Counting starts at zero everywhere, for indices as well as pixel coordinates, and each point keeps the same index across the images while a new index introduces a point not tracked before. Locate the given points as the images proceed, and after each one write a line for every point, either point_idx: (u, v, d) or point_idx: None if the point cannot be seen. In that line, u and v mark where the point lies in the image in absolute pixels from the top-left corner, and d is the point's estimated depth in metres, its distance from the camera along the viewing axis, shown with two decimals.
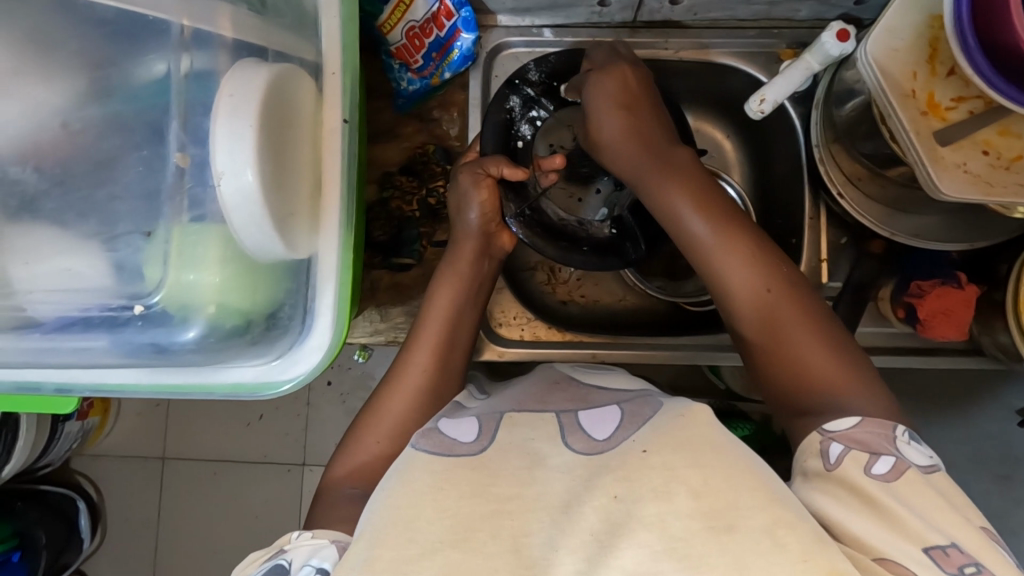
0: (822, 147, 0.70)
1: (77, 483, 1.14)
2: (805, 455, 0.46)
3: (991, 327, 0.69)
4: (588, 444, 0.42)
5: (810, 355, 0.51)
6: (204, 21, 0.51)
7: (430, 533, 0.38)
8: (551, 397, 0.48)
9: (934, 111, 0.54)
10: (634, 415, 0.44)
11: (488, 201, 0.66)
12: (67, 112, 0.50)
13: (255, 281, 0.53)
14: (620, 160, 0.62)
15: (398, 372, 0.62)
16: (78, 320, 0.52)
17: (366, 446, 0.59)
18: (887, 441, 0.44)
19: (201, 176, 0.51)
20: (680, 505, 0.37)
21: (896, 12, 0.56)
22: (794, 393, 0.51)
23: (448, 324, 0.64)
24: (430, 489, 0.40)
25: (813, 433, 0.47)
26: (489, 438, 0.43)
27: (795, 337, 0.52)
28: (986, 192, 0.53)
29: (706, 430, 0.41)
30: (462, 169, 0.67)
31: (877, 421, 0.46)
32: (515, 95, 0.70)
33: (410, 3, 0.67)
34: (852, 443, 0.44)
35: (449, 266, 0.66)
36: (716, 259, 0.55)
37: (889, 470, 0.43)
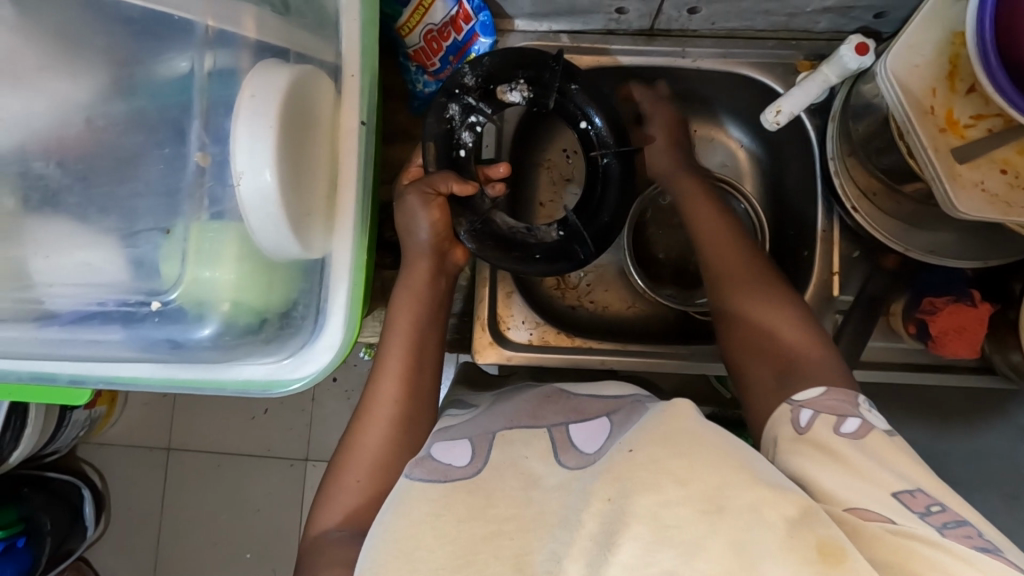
0: (837, 160, 0.69)
1: (82, 471, 1.16)
2: (778, 422, 0.50)
3: (1004, 345, 0.69)
4: (580, 460, 0.44)
5: (785, 338, 0.56)
6: (228, 21, 0.51)
7: (432, 561, 0.39)
8: (543, 410, 0.50)
9: (952, 128, 0.54)
10: (620, 424, 0.46)
11: (437, 220, 0.65)
12: (92, 108, 0.50)
13: (269, 280, 0.54)
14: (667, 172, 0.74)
15: (368, 403, 0.62)
16: (97, 313, 0.53)
17: (345, 483, 0.58)
18: (850, 406, 0.48)
19: (221, 174, 0.51)
20: (670, 494, 0.37)
21: (917, 28, 0.55)
22: (767, 369, 0.56)
23: (412, 350, 0.63)
24: (429, 518, 0.41)
25: (784, 404, 0.51)
26: (482, 461, 0.46)
27: (772, 319, 0.58)
28: (1003, 212, 0.53)
29: (683, 423, 0.42)
30: (410, 188, 0.65)
31: (841, 393, 0.50)
32: (453, 102, 0.64)
33: (428, 6, 0.67)
34: (822, 409, 0.48)
35: (406, 290, 0.65)
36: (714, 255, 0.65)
37: (857, 429, 0.46)
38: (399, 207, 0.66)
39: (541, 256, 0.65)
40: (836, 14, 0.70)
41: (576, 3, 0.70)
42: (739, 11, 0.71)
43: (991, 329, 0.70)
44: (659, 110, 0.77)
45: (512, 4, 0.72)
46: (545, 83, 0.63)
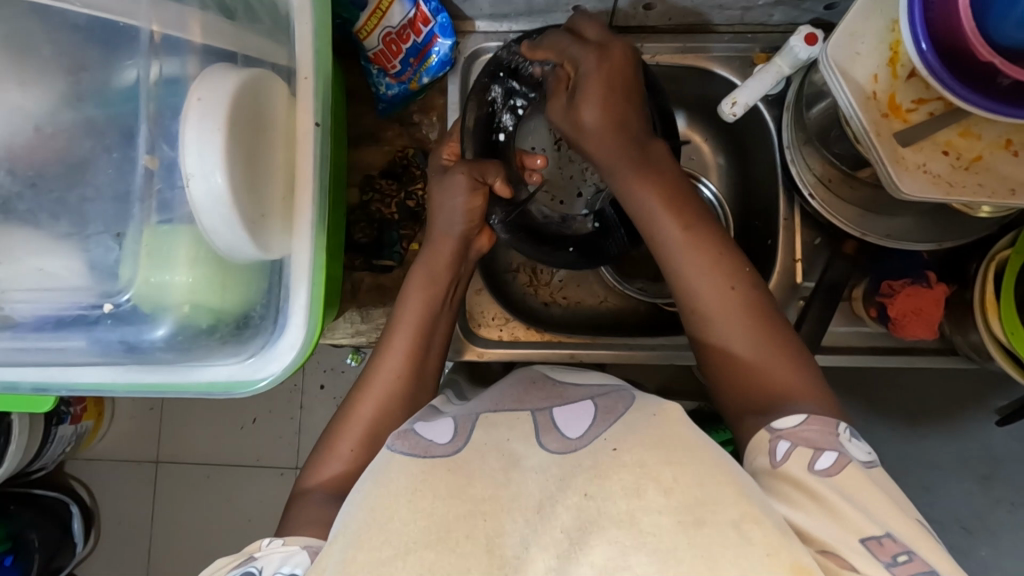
0: (793, 150, 0.70)
1: (72, 488, 1.16)
2: (754, 452, 0.47)
3: (964, 325, 0.70)
4: (562, 443, 0.41)
5: (765, 361, 0.51)
6: (175, 26, 0.53)
7: (406, 534, 0.37)
8: (528, 397, 0.47)
9: (895, 113, 0.56)
10: (607, 411, 0.43)
11: (474, 209, 0.64)
12: (42, 116, 0.51)
13: (226, 282, 0.54)
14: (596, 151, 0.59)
15: (371, 375, 0.61)
16: (51, 320, 0.54)
17: (339, 451, 0.58)
18: (829, 437, 0.45)
19: (170, 177, 0.52)
20: (651, 501, 0.36)
21: (856, 16, 0.57)
22: (744, 391, 0.51)
23: (422, 327, 0.63)
24: (406, 492, 0.39)
25: (762, 430, 0.47)
26: (463, 440, 0.43)
27: (752, 339, 0.52)
28: (945, 192, 0.54)
29: (679, 429, 0.40)
30: (460, 168, 0.64)
31: (825, 419, 0.46)
32: (497, 85, 0.69)
33: (386, 9, 0.68)
34: (799, 440, 0.45)
35: (423, 266, 0.64)
36: (684, 266, 0.55)
37: (831, 466, 0.43)
38: (439, 181, 0.65)
39: (573, 249, 0.70)
40: (787, 7, 0.72)
41: (532, 2, 0.71)
42: (693, 7, 0.73)
43: (951, 310, 0.71)
44: (587, 70, 0.58)
45: (469, 6, 0.73)
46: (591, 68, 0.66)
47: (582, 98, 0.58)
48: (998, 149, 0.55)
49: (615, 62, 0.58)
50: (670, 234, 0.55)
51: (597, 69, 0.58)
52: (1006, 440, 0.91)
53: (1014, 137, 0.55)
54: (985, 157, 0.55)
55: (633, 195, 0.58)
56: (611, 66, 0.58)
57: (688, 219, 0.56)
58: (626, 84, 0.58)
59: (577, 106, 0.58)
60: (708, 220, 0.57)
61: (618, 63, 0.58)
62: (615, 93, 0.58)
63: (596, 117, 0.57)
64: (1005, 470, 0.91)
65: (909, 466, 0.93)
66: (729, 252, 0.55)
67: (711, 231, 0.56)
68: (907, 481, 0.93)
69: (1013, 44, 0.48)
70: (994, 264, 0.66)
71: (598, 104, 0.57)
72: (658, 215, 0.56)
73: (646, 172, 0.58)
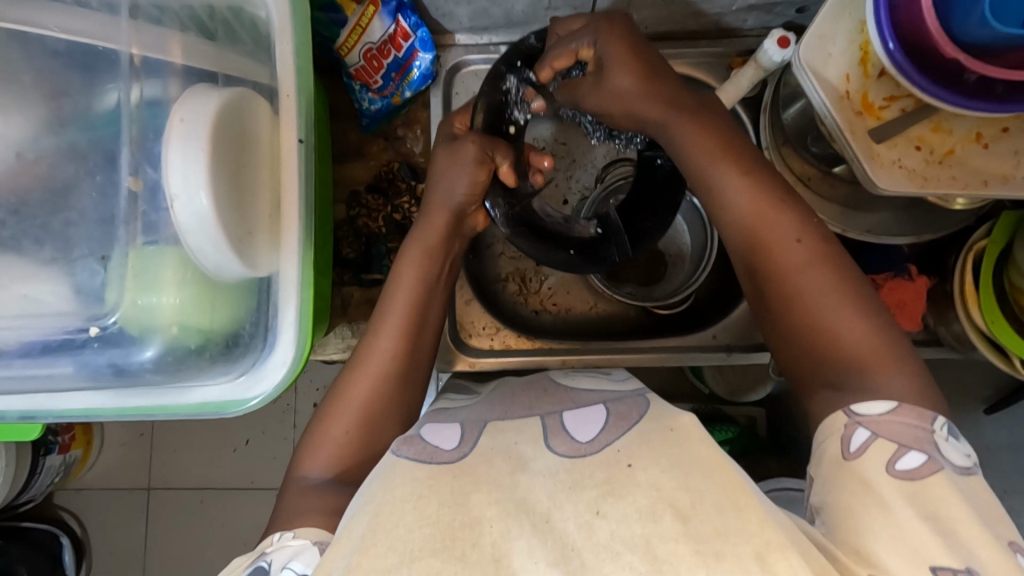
0: (772, 150, 0.71)
1: (60, 518, 1.13)
2: (825, 436, 0.45)
3: (945, 318, 0.71)
4: (571, 447, 0.42)
5: (838, 317, 0.49)
6: (155, 49, 0.53)
7: (411, 541, 0.37)
8: (539, 402, 0.49)
9: (868, 111, 0.57)
10: (620, 417, 0.44)
11: (477, 183, 0.61)
12: (26, 143, 0.51)
13: (214, 301, 0.55)
14: (637, 112, 0.57)
15: (364, 353, 0.59)
16: (38, 345, 0.53)
17: (332, 436, 0.56)
18: (917, 438, 0.42)
19: (154, 200, 0.52)
20: (667, 528, 0.36)
21: (826, 19, 0.58)
22: (817, 351, 0.50)
23: (415, 305, 0.60)
24: (410, 497, 0.39)
25: (840, 414, 0.45)
26: (470, 446, 0.44)
27: (823, 296, 0.50)
28: (919, 186, 0.56)
29: (696, 448, 0.40)
30: (471, 138, 0.61)
31: (916, 410, 0.44)
32: (513, 75, 0.63)
33: (366, 24, 0.69)
34: (881, 432, 0.43)
35: (417, 237, 0.63)
36: (757, 226, 0.53)
37: (915, 468, 0.40)
38: (447, 148, 0.63)
39: (574, 251, 0.67)
40: (760, 11, 0.74)
41: (511, 15, 0.72)
42: (668, 14, 0.74)
43: (934, 301, 0.73)
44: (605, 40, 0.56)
45: (449, 20, 0.74)
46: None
47: (607, 68, 0.56)
48: (969, 143, 0.57)
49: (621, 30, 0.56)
50: (728, 184, 0.54)
51: (613, 36, 0.56)
52: (994, 428, 0.92)
53: (985, 130, 0.56)
54: (957, 151, 0.56)
55: (680, 143, 0.56)
56: (631, 40, 0.56)
57: (744, 166, 0.54)
58: (640, 44, 0.57)
59: (606, 81, 0.57)
60: (755, 164, 0.55)
61: (628, 31, 0.57)
62: (635, 55, 0.56)
63: (628, 90, 0.56)
64: (995, 457, 0.92)
65: None
66: (793, 204, 0.53)
67: (770, 184, 0.54)
68: None
69: (977, 41, 0.49)
70: (972, 253, 0.67)
71: (627, 69, 0.56)
72: (714, 162, 0.55)
73: (686, 112, 0.56)
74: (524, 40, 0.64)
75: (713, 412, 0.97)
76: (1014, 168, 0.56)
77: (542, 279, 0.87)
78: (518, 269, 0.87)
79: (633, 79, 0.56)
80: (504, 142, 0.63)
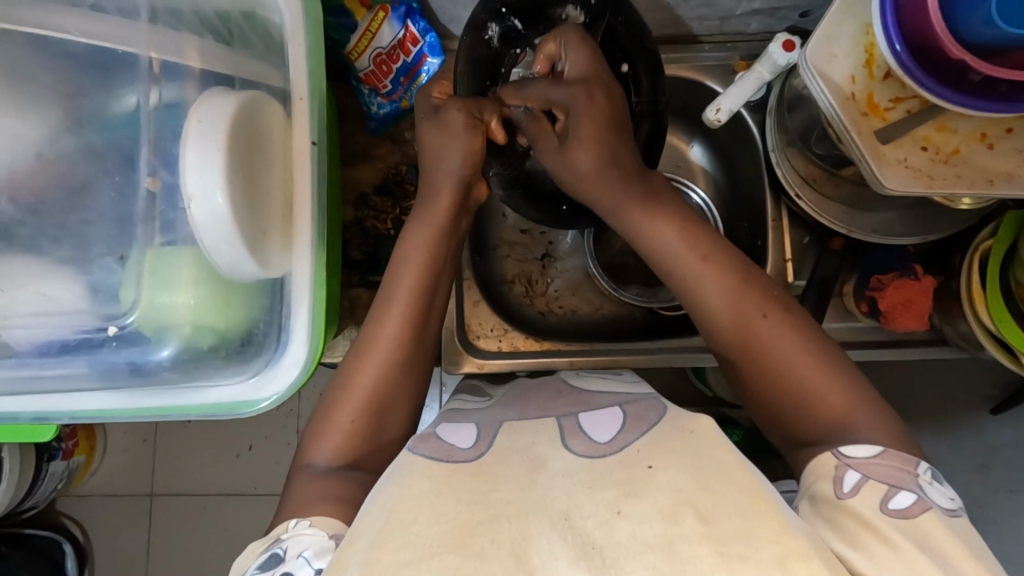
0: (778, 151, 0.72)
1: (63, 525, 1.13)
2: (815, 477, 0.45)
3: (951, 317, 0.72)
4: (589, 446, 0.42)
5: (804, 375, 0.49)
6: (172, 52, 0.54)
7: (427, 537, 0.38)
8: (552, 403, 0.49)
9: (873, 112, 0.58)
10: (639, 419, 0.44)
11: (472, 151, 0.60)
12: (43, 143, 0.51)
13: (229, 300, 0.55)
14: (598, 194, 0.57)
15: (368, 337, 0.58)
16: (56, 345, 0.54)
17: (337, 423, 0.56)
18: (907, 477, 0.43)
19: (172, 199, 0.52)
20: (689, 528, 0.37)
21: (831, 21, 0.59)
22: (787, 412, 0.50)
23: (420, 293, 0.59)
24: (428, 494, 0.40)
25: (829, 455, 0.45)
26: (486, 444, 0.45)
27: (794, 369, 0.49)
28: (927, 185, 0.56)
29: (715, 450, 0.41)
30: (456, 106, 0.60)
31: (900, 455, 0.44)
32: (495, 23, 0.64)
33: (376, 30, 0.70)
34: (872, 474, 0.43)
35: (423, 216, 0.61)
36: (713, 300, 0.53)
37: (908, 507, 0.41)
38: (434, 121, 0.61)
39: (566, 208, 0.68)
40: (764, 15, 0.75)
41: None
42: (673, 18, 0.76)
43: (940, 300, 0.73)
44: (577, 112, 0.56)
45: (457, 24, 0.75)
46: (595, 12, 0.63)
47: (574, 138, 0.56)
48: (973, 142, 0.57)
49: (605, 105, 0.56)
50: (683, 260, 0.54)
51: (587, 107, 0.55)
52: (999, 428, 0.92)
53: (988, 130, 0.57)
54: (961, 150, 0.57)
55: (637, 225, 0.57)
56: (597, 111, 0.55)
57: (704, 253, 0.54)
58: (613, 121, 0.56)
59: (568, 149, 0.56)
60: (713, 239, 0.55)
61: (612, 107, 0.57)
62: (609, 133, 0.55)
63: (589, 172, 0.56)
64: (1003, 458, 0.92)
65: None
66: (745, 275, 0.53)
67: (721, 254, 0.54)
68: None
69: (984, 41, 0.50)
70: (977, 255, 0.67)
71: (590, 147, 0.55)
72: (671, 246, 0.55)
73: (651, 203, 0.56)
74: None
75: (718, 415, 0.97)
76: (1018, 166, 0.56)
77: (548, 281, 0.89)
78: (524, 271, 0.88)
79: (596, 158, 0.55)
80: (490, 101, 0.62)
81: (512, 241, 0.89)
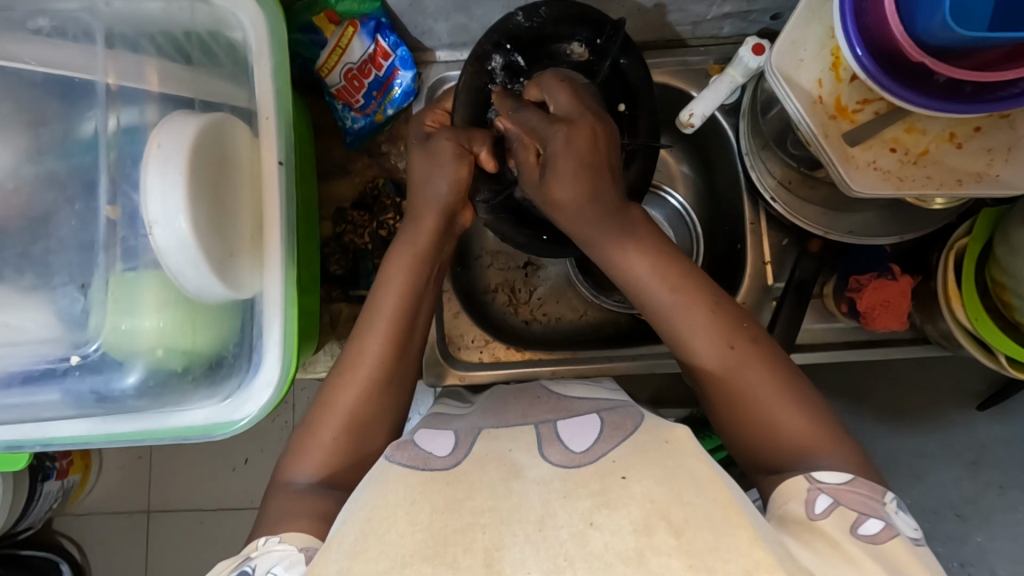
0: (752, 155, 0.72)
1: (61, 544, 1.13)
2: (786, 499, 0.45)
3: (931, 315, 0.72)
4: (566, 456, 0.42)
5: (772, 408, 0.50)
6: (132, 77, 0.54)
7: (404, 547, 0.37)
8: (532, 410, 0.49)
9: (842, 114, 0.58)
10: (614, 428, 0.44)
11: (460, 179, 0.60)
12: (7, 173, 0.51)
13: (196, 323, 0.55)
14: (572, 225, 0.56)
15: (351, 358, 0.58)
16: (19, 376, 0.54)
17: (320, 441, 0.55)
18: (875, 505, 0.43)
19: (133, 225, 0.52)
20: (661, 542, 0.36)
21: (796, 25, 0.59)
22: (756, 443, 0.51)
23: (402, 315, 0.59)
24: (405, 502, 0.40)
25: (801, 478, 0.46)
26: (464, 451, 0.44)
27: (756, 391, 0.51)
28: (896, 187, 0.56)
29: (692, 463, 0.41)
30: (445, 135, 0.61)
31: (867, 484, 0.45)
32: (498, 55, 0.65)
33: (346, 45, 0.70)
34: (840, 497, 0.44)
35: (405, 241, 0.61)
36: (687, 331, 0.52)
37: (877, 532, 0.41)
38: (423, 149, 0.62)
39: (548, 237, 0.67)
40: (735, 19, 0.74)
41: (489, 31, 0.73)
42: (645, 25, 0.76)
43: (919, 299, 0.73)
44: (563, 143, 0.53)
45: (429, 37, 0.75)
46: (600, 50, 0.64)
47: (555, 174, 0.53)
48: (944, 141, 0.57)
49: (591, 143, 0.54)
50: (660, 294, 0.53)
51: (569, 146, 0.53)
52: (989, 423, 0.92)
53: (958, 130, 0.57)
54: (931, 151, 0.57)
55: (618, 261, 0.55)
56: (579, 145, 0.53)
57: (676, 282, 0.53)
58: (599, 160, 0.54)
59: (548, 183, 0.54)
60: (691, 270, 0.54)
61: (593, 149, 0.54)
62: (592, 171, 0.53)
63: (567, 202, 0.54)
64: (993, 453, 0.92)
65: (900, 458, 0.93)
66: (720, 306, 0.53)
67: (699, 288, 0.53)
68: (899, 473, 0.93)
69: (940, 43, 0.49)
70: (953, 254, 0.67)
71: (569, 181, 0.53)
72: (644, 281, 0.54)
73: (631, 237, 0.55)
74: (511, 17, 0.64)
75: (707, 417, 0.97)
76: (988, 166, 0.56)
77: (530, 289, 0.88)
78: (507, 280, 0.88)
79: (577, 191, 0.53)
80: (480, 132, 0.63)
81: (494, 250, 0.88)
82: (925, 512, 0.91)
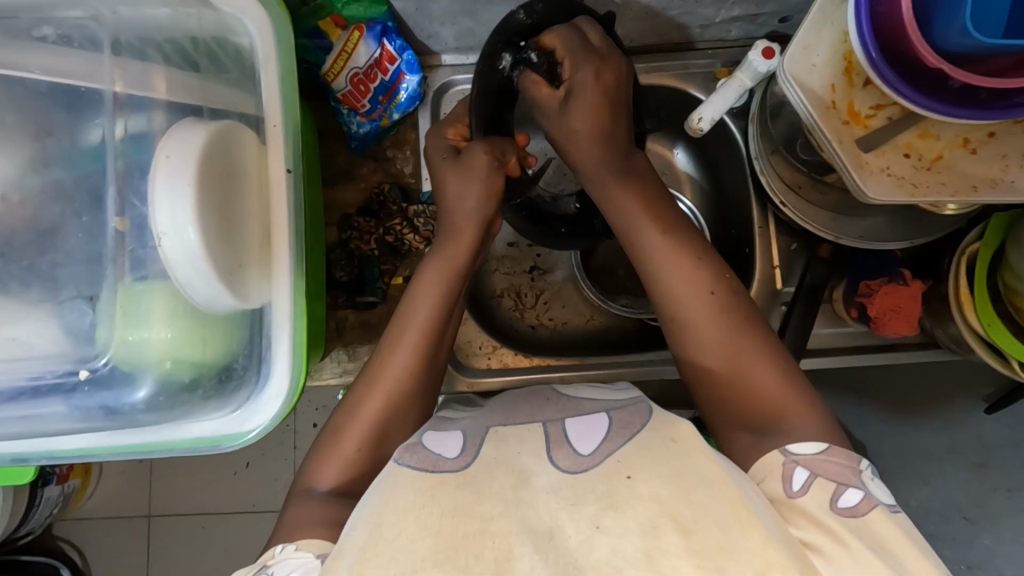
0: (762, 160, 0.72)
1: (62, 549, 1.12)
2: (765, 476, 0.46)
3: (941, 319, 0.71)
4: (573, 461, 0.41)
5: (747, 366, 0.51)
6: (139, 86, 0.53)
7: (414, 552, 0.37)
8: (540, 409, 0.47)
9: (855, 120, 0.57)
10: (623, 425, 0.43)
11: (492, 191, 0.61)
12: (9, 182, 0.50)
13: (206, 335, 0.54)
14: (583, 161, 0.58)
15: (380, 368, 0.57)
16: (26, 390, 0.53)
17: (344, 450, 0.54)
18: (851, 474, 0.44)
19: (142, 237, 0.52)
20: (670, 543, 0.36)
21: (809, 30, 0.58)
22: (729, 400, 0.51)
23: (434, 328, 0.59)
24: (413, 506, 0.39)
25: (776, 453, 0.46)
26: (472, 454, 0.43)
27: (733, 347, 0.51)
28: (911, 193, 0.56)
29: (698, 460, 0.40)
30: (478, 149, 0.60)
31: (843, 452, 0.45)
32: (508, 53, 0.60)
33: (351, 50, 0.69)
34: (817, 469, 0.44)
35: (439, 251, 0.61)
36: (689, 303, 0.53)
37: (856, 504, 0.42)
38: (454, 164, 0.62)
39: (565, 231, 0.69)
40: (744, 22, 0.74)
41: None
42: (652, 28, 0.75)
43: (929, 304, 0.73)
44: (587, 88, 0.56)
45: (435, 41, 0.74)
46: (602, 27, 0.62)
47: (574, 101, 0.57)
48: (957, 147, 0.57)
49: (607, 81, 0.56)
50: (665, 265, 0.54)
51: (595, 83, 0.56)
52: (995, 426, 0.92)
53: (972, 135, 0.57)
54: (945, 156, 0.57)
55: (618, 207, 0.57)
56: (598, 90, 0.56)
57: (692, 252, 0.55)
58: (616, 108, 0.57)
59: (568, 114, 0.57)
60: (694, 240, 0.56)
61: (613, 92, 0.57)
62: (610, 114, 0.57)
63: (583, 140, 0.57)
64: (1000, 456, 0.91)
65: (907, 461, 0.93)
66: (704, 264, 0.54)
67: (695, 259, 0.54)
68: (906, 476, 0.92)
69: (958, 50, 0.49)
70: (964, 259, 0.66)
71: (589, 113, 0.56)
72: (655, 244, 0.55)
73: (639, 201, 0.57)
74: (512, 15, 0.60)
75: None
76: (1002, 172, 0.56)
77: (536, 293, 0.87)
78: (513, 285, 0.87)
79: (598, 124, 0.57)
80: (507, 141, 0.62)
81: (500, 255, 0.87)
82: (931, 514, 0.92)
